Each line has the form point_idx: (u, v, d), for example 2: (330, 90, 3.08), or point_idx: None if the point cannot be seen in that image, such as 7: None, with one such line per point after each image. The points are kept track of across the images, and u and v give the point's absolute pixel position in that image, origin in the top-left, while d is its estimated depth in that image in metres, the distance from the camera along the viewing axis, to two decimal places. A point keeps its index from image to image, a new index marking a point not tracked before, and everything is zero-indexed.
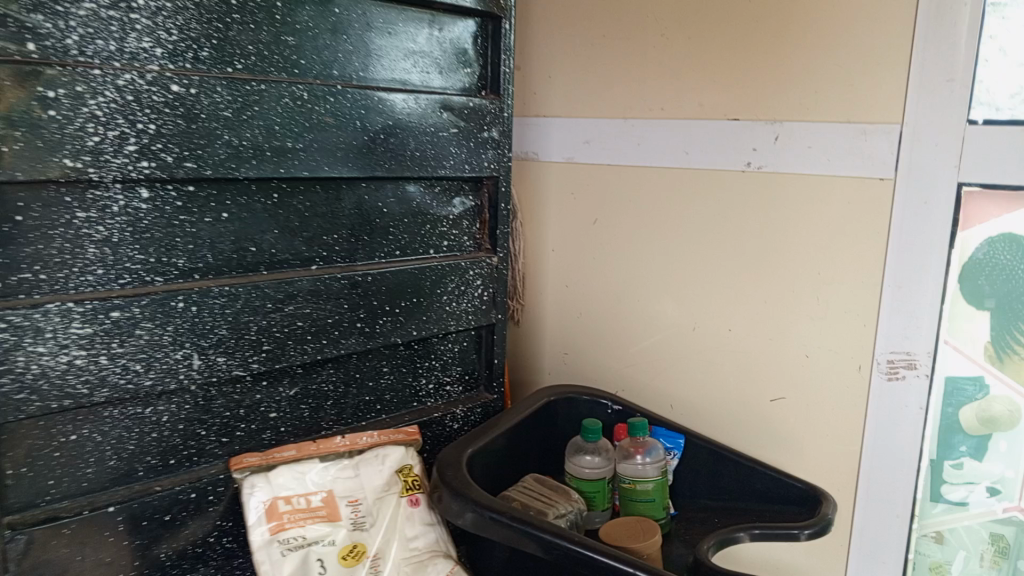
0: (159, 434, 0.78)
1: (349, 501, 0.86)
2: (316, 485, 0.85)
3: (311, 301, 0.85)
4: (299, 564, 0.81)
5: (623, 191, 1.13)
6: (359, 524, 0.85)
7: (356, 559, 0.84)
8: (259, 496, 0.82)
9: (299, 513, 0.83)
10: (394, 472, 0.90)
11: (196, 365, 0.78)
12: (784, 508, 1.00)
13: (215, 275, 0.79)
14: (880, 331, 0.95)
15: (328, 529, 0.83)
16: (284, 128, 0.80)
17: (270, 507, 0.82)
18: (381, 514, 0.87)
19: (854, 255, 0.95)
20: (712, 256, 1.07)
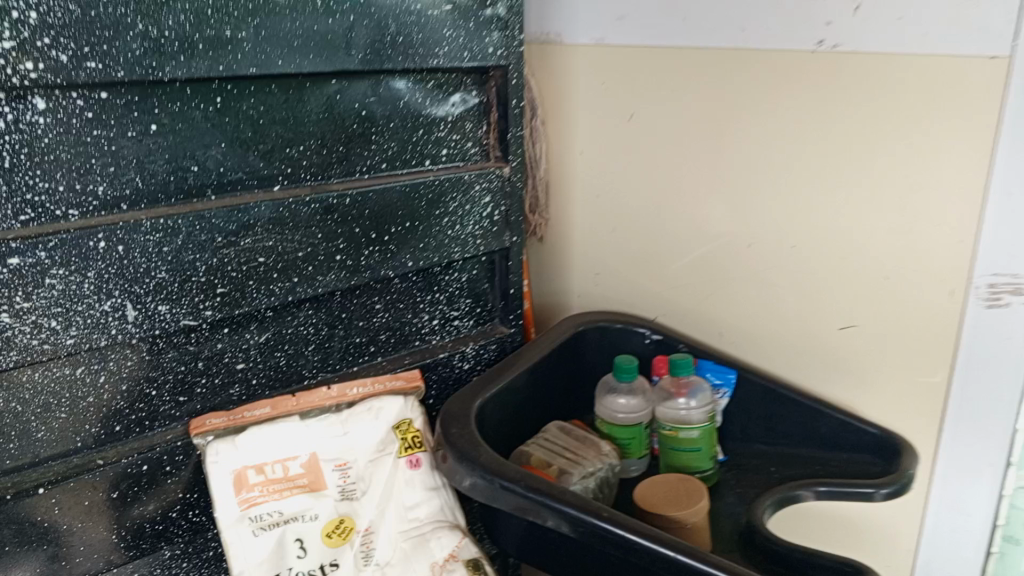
0: (97, 398, 0.66)
1: (336, 466, 0.73)
2: (295, 448, 0.72)
3: (274, 232, 0.70)
4: (275, 544, 0.69)
5: (664, 78, 0.92)
6: (347, 493, 0.73)
7: (344, 536, 0.72)
8: (224, 465, 0.69)
9: (274, 484, 0.71)
10: (391, 429, 0.76)
11: (131, 318, 0.64)
12: (855, 458, 0.86)
13: (149, 203, 0.64)
14: (980, 247, 0.76)
15: (309, 501, 0.71)
16: (219, 12, 0.62)
17: (240, 477, 0.70)
18: (375, 479, 0.74)
19: (962, 154, 0.74)
20: (774, 159, 0.87)
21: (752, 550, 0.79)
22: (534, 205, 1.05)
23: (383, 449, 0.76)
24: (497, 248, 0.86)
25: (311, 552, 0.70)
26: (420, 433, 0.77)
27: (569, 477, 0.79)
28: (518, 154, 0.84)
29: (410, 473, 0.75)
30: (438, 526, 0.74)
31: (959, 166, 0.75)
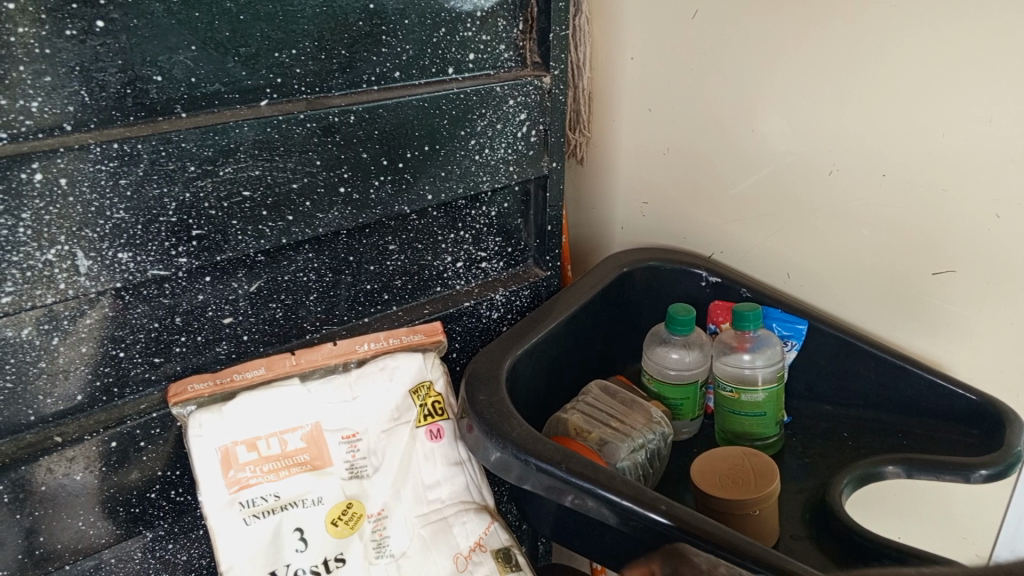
0: (50, 364, 0.54)
1: (343, 438, 0.63)
2: (295, 418, 0.62)
3: (260, 159, 0.56)
4: (271, 533, 0.59)
5: None
6: (356, 472, 0.62)
7: (353, 523, 0.61)
8: (207, 441, 0.58)
9: (268, 462, 0.60)
10: (408, 395, 0.65)
11: (84, 269, 0.52)
12: (945, 427, 0.72)
13: (100, 123, 0.50)
14: None
15: (311, 482, 0.61)
16: None
17: (228, 455, 0.59)
18: (388, 454, 0.64)
19: None
20: (871, 67, 0.69)
21: (824, 535, 0.68)
22: (575, 121, 0.88)
23: (398, 418, 0.65)
24: (534, 175, 0.73)
25: (314, 543, 0.60)
26: (441, 398, 0.67)
27: (614, 450, 0.69)
28: (561, 60, 0.69)
29: (429, 446, 0.65)
30: (461, 509, 0.64)
31: None
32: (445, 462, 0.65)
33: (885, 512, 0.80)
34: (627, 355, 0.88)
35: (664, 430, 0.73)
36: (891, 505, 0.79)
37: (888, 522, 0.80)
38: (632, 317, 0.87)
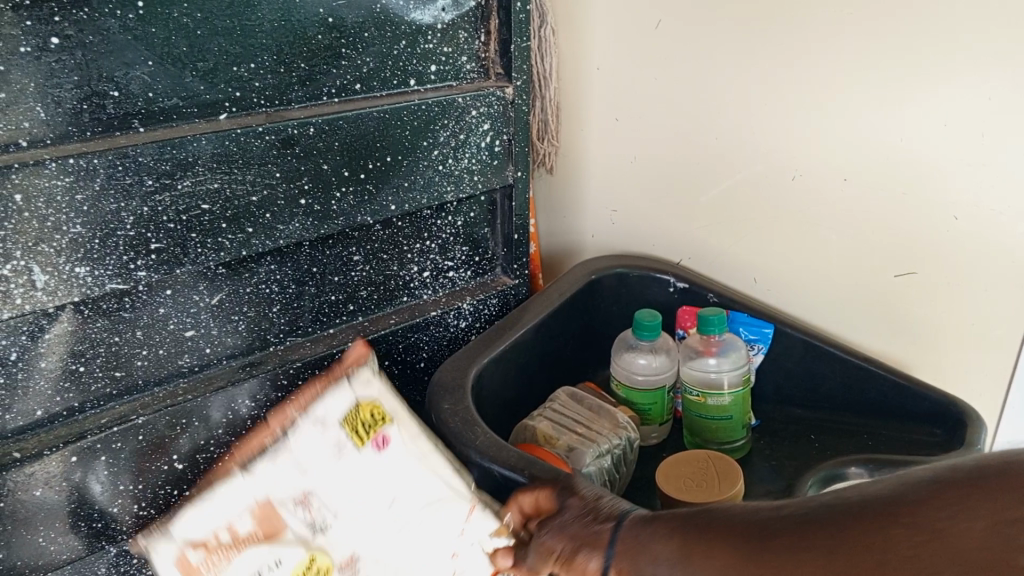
0: (10, 379, 0.53)
1: (295, 503, 0.54)
2: (244, 495, 0.53)
3: (219, 171, 0.56)
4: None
5: None
6: (319, 530, 0.53)
7: None
8: (164, 559, 0.50)
9: (218, 551, 0.51)
10: (336, 424, 0.56)
11: (42, 284, 0.52)
12: (909, 428, 0.73)
13: (57, 140, 0.51)
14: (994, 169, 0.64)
15: (265, 552, 0.51)
16: None
17: (180, 562, 0.50)
18: (349, 500, 0.55)
19: None
20: (828, 74, 0.70)
21: None
22: (542, 131, 0.88)
23: (336, 450, 0.55)
24: (498, 185, 0.73)
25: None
26: (376, 402, 0.57)
27: (581, 457, 0.69)
28: (523, 71, 0.70)
29: (383, 460, 0.55)
30: (439, 504, 0.55)
31: None
32: (410, 467, 0.56)
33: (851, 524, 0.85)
34: (597, 361, 0.88)
35: (631, 435, 0.74)
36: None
37: None
38: (601, 324, 0.87)
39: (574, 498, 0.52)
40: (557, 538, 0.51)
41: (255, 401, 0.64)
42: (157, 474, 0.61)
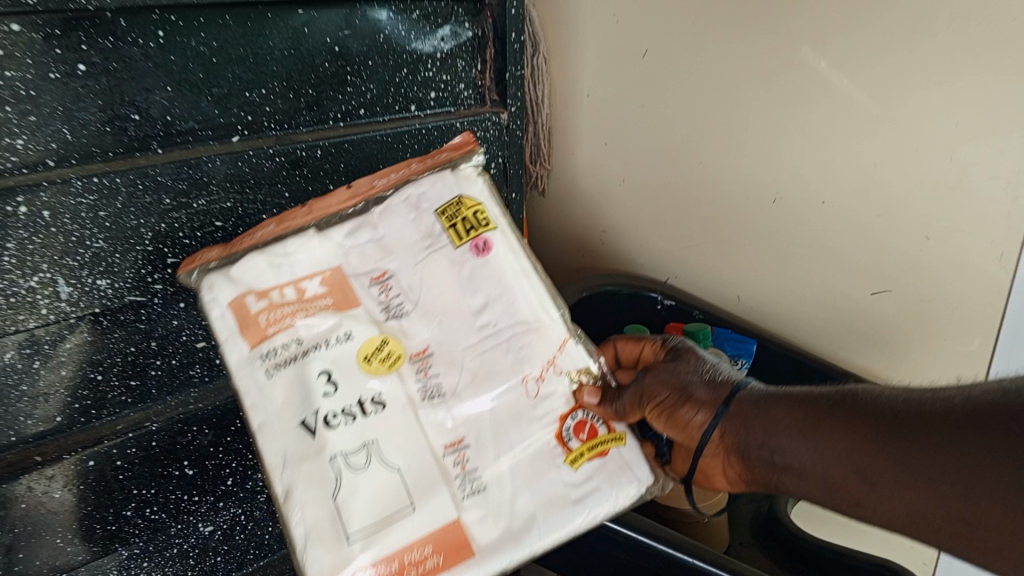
0: (32, 386, 0.56)
1: (372, 280, 0.56)
2: (316, 264, 0.55)
3: (232, 191, 0.60)
4: (293, 384, 0.51)
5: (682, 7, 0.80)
6: (393, 309, 0.55)
7: (389, 363, 0.53)
8: (222, 298, 0.53)
9: (283, 307, 0.53)
10: (435, 213, 0.57)
11: (65, 295, 0.55)
12: None
13: (80, 160, 0.54)
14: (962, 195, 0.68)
15: (334, 319, 0.54)
16: None
17: (237, 308, 0.53)
18: (426, 286, 0.56)
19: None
20: (806, 101, 0.75)
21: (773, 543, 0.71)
22: (535, 155, 0.93)
23: (424, 239, 0.57)
24: None
25: (341, 387, 0.51)
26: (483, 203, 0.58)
27: None
28: (517, 97, 0.74)
29: (476, 261, 0.56)
30: (527, 330, 0.56)
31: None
32: (502, 275, 0.56)
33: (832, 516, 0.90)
34: None
35: None
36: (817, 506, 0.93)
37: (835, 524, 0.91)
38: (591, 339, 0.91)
39: (688, 367, 0.62)
40: (665, 385, 0.60)
41: None
42: (169, 479, 0.63)
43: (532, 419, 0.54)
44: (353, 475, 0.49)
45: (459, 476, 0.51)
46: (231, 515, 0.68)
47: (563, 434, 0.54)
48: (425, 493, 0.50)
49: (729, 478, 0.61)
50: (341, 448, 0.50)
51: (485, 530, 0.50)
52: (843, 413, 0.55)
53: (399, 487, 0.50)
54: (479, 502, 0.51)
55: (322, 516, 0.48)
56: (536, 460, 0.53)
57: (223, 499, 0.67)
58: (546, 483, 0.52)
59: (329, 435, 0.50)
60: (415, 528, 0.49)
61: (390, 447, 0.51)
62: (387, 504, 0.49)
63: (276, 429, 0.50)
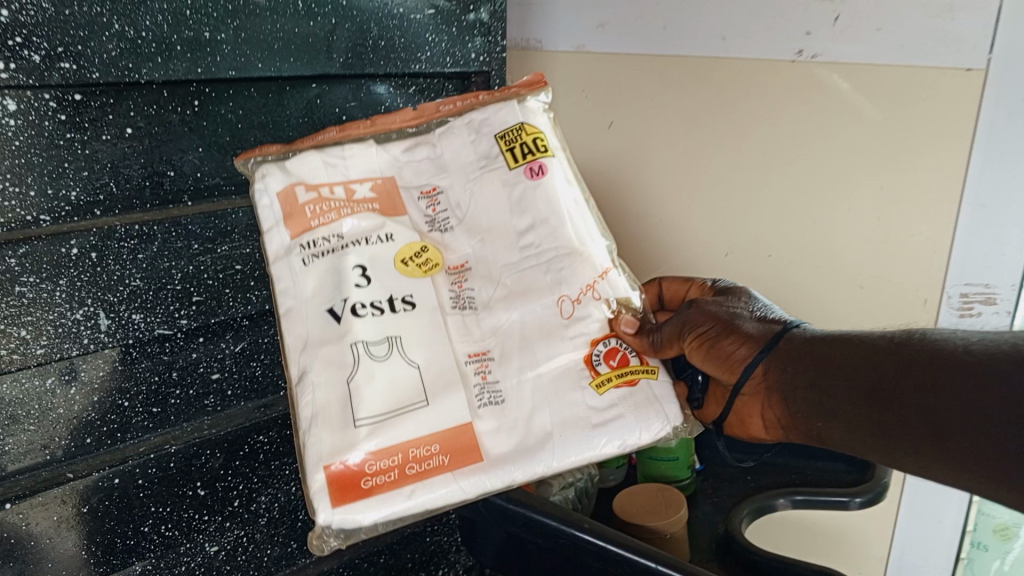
0: (67, 410, 0.62)
1: (423, 193, 0.65)
2: (370, 171, 0.63)
3: (251, 238, 0.68)
4: (327, 274, 0.60)
5: (643, 85, 0.98)
6: (437, 221, 0.64)
7: (426, 269, 0.62)
8: (272, 187, 0.61)
9: (329, 202, 0.61)
10: (495, 137, 0.64)
11: (105, 327, 0.62)
12: (829, 466, 0.87)
13: (123, 209, 0.61)
14: (890, 243, 0.86)
15: (380, 222, 0.62)
16: (197, 12, 0.60)
17: (286, 197, 0.61)
18: (470, 204, 0.64)
19: (940, 166, 0.82)
20: (749, 166, 0.92)
21: (729, 559, 0.78)
22: None
23: (480, 160, 0.65)
24: None
25: (376, 282, 0.60)
26: (543, 135, 0.65)
27: (547, 488, 0.79)
28: None
29: (528, 184, 0.64)
30: (568, 254, 0.64)
31: (934, 175, 0.82)
32: (551, 205, 0.64)
33: (779, 532, 0.99)
34: None
35: (592, 472, 0.84)
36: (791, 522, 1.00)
37: (784, 542, 1.00)
38: None
39: (739, 307, 0.69)
40: (708, 320, 0.67)
41: (268, 436, 0.74)
42: (183, 498, 0.69)
43: (562, 337, 0.62)
44: (372, 363, 0.58)
45: (477, 381, 0.60)
46: (235, 536, 0.74)
47: (591, 358, 0.62)
48: (444, 389, 0.59)
49: (765, 422, 0.67)
50: (361, 336, 0.58)
51: (505, 438, 0.59)
52: (879, 355, 0.60)
53: (417, 381, 0.58)
54: (497, 411, 0.60)
55: (333, 400, 0.57)
56: (559, 381, 0.61)
57: (230, 519, 0.73)
58: (566, 402, 0.60)
59: (353, 324, 0.58)
60: (429, 423, 0.57)
61: (410, 343, 0.59)
62: (400, 400, 0.58)
63: (308, 311, 0.59)
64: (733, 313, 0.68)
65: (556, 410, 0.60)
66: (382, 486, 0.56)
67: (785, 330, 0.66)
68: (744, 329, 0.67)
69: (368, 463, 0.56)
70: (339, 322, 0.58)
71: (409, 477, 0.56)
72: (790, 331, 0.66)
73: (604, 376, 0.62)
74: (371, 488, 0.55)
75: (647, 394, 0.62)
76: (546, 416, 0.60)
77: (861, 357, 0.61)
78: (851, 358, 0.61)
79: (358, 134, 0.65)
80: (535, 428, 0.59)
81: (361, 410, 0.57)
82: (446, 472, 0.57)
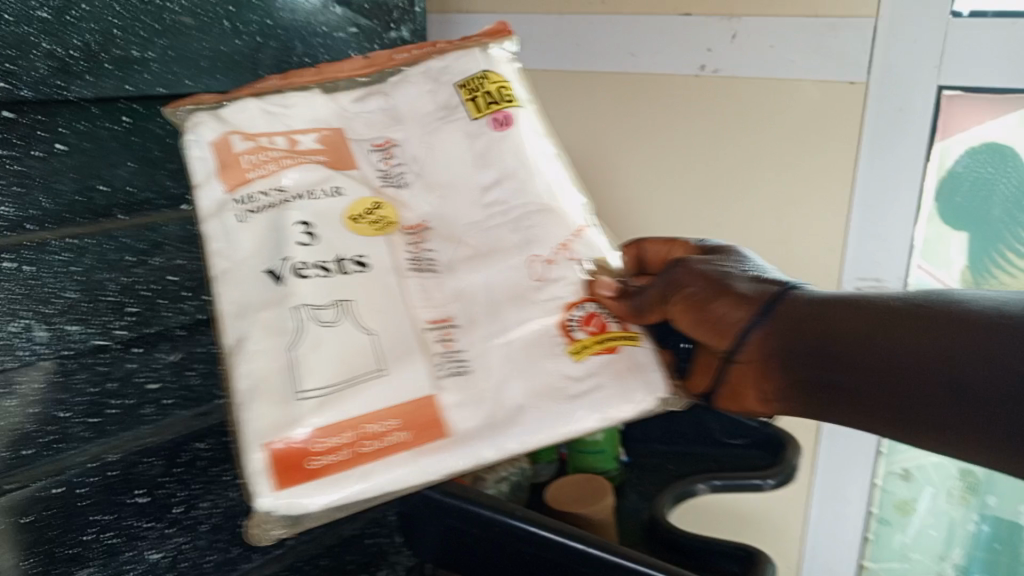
0: (7, 422, 0.63)
1: (375, 147, 0.67)
2: (317, 123, 0.66)
3: (183, 250, 0.72)
4: (269, 230, 0.59)
5: (575, 96, 1.13)
6: (390, 177, 0.66)
7: (379, 227, 0.62)
8: (207, 138, 0.61)
9: (271, 152, 0.62)
10: (454, 87, 0.71)
11: (40, 338, 0.62)
12: (745, 453, 0.92)
13: (55, 223, 0.62)
14: (797, 226, 1.01)
15: (328, 174, 0.63)
16: (127, 33, 0.63)
17: (223, 144, 0.61)
18: (426, 158, 0.68)
19: (834, 156, 0.96)
20: (667, 165, 1.08)
21: (655, 542, 0.82)
22: None
23: (437, 111, 0.70)
24: None
25: (321, 242, 0.59)
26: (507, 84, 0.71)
27: (481, 481, 0.84)
28: None
29: (493, 135, 0.68)
30: (539, 212, 0.65)
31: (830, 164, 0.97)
32: (516, 158, 0.67)
33: (698, 517, 1.07)
34: None
35: (523, 467, 0.88)
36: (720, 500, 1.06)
37: (702, 524, 1.07)
38: None
39: (733, 267, 0.65)
40: (698, 279, 0.64)
41: (207, 444, 0.78)
42: (125, 506, 0.71)
43: (532, 300, 0.62)
44: (318, 328, 0.56)
45: (439, 350, 0.58)
46: (176, 544, 0.75)
47: (567, 325, 0.61)
48: (398, 360, 0.56)
49: (761, 395, 0.63)
50: (307, 299, 0.56)
51: (466, 415, 0.56)
52: (874, 317, 0.57)
53: (369, 350, 0.56)
54: (457, 382, 0.57)
55: (273, 371, 0.54)
56: (532, 347, 0.60)
57: (171, 527, 0.75)
58: (545, 371, 0.59)
59: (298, 283, 0.57)
60: (382, 402, 0.54)
61: (364, 310, 0.58)
62: (350, 371, 0.55)
63: (249, 271, 0.57)
64: (728, 274, 0.64)
65: (531, 380, 0.58)
66: (329, 468, 0.52)
67: (785, 292, 0.62)
68: (740, 291, 0.63)
69: (313, 441, 0.52)
70: (279, 282, 0.57)
71: (365, 454, 0.53)
72: (790, 293, 0.61)
73: (583, 343, 0.60)
74: (315, 471, 0.52)
75: (633, 362, 0.61)
76: (520, 388, 0.58)
77: (855, 319, 0.58)
78: (845, 319, 0.58)
79: (301, 85, 0.68)
80: (505, 400, 0.57)
81: (305, 385, 0.54)
82: (401, 453, 0.54)
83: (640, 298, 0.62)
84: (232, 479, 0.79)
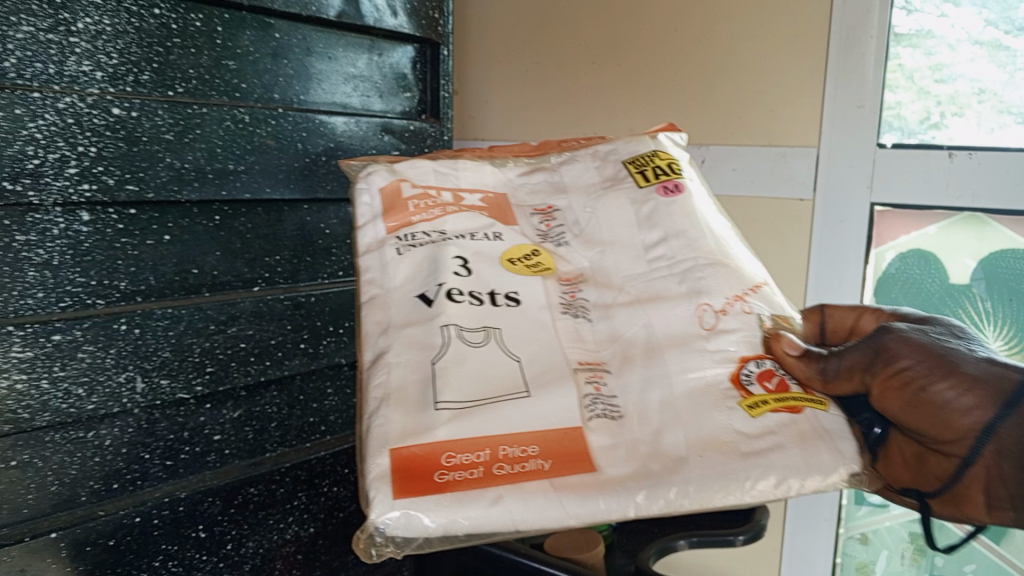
0: (101, 458, 0.77)
1: (537, 211, 0.78)
2: (478, 188, 0.78)
3: (254, 323, 0.86)
4: (425, 261, 0.70)
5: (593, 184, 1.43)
6: (550, 236, 0.77)
7: (534, 270, 0.73)
8: (377, 185, 0.75)
9: (430, 202, 0.74)
10: (621, 164, 0.82)
11: (139, 389, 0.78)
12: (721, 516, 1.03)
13: (158, 297, 0.79)
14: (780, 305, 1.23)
15: (480, 222, 0.75)
16: (225, 150, 0.81)
17: (393, 191, 0.74)
18: (586, 222, 0.78)
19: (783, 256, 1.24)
20: None
21: None
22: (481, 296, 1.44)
23: (602, 182, 0.81)
24: None
25: (473, 276, 0.70)
26: (675, 161, 0.82)
27: None
28: None
29: (659, 199, 0.78)
30: (703, 264, 0.73)
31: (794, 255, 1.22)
32: (683, 221, 0.76)
33: None
34: None
35: None
36: (707, 558, 1.27)
37: None
38: None
39: (955, 344, 0.63)
40: (913, 354, 0.62)
41: (257, 489, 0.89)
42: (188, 538, 0.83)
43: (698, 347, 0.69)
44: (467, 346, 0.65)
45: (589, 389, 0.65)
46: None
47: (739, 378, 0.68)
48: (541, 387, 0.64)
49: (989, 501, 0.60)
50: (456, 320, 0.67)
51: (609, 459, 0.62)
52: None
53: (517, 377, 0.65)
54: (607, 424, 0.64)
55: (411, 385, 0.63)
56: (696, 398, 0.65)
57: (222, 562, 0.86)
58: (708, 424, 0.64)
59: (447, 304, 0.67)
60: (522, 431, 0.61)
61: (508, 339, 0.67)
62: (499, 392, 0.64)
63: (398, 296, 0.69)
64: (950, 352, 0.62)
65: (690, 429, 0.63)
66: (455, 483, 0.58)
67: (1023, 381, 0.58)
68: (964, 370, 0.60)
69: (446, 459, 0.59)
70: (430, 305, 0.67)
71: (494, 478, 0.59)
72: None
73: (759, 399, 0.66)
74: (442, 485, 0.58)
75: (813, 426, 0.65)
76: (678, 436, 0.63)
77: None
78: None
79: (473, 158, 0.81)
80: (652, 446, 0.62)
81: (446, 396, 0.62)
82: (532, 480, 0.59)
83: (827, 362, 0.67)
84: (276, 526, 0.91)
